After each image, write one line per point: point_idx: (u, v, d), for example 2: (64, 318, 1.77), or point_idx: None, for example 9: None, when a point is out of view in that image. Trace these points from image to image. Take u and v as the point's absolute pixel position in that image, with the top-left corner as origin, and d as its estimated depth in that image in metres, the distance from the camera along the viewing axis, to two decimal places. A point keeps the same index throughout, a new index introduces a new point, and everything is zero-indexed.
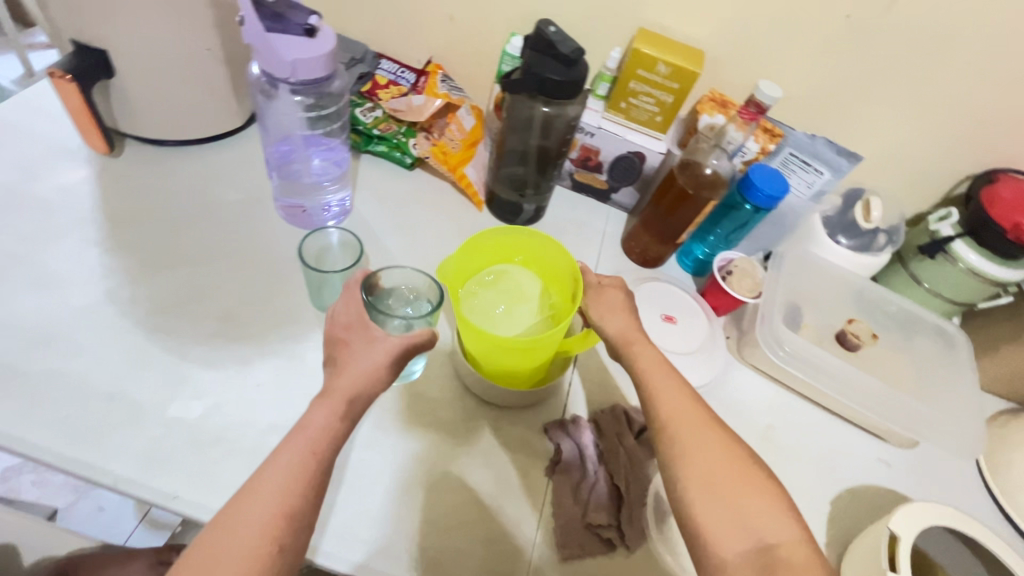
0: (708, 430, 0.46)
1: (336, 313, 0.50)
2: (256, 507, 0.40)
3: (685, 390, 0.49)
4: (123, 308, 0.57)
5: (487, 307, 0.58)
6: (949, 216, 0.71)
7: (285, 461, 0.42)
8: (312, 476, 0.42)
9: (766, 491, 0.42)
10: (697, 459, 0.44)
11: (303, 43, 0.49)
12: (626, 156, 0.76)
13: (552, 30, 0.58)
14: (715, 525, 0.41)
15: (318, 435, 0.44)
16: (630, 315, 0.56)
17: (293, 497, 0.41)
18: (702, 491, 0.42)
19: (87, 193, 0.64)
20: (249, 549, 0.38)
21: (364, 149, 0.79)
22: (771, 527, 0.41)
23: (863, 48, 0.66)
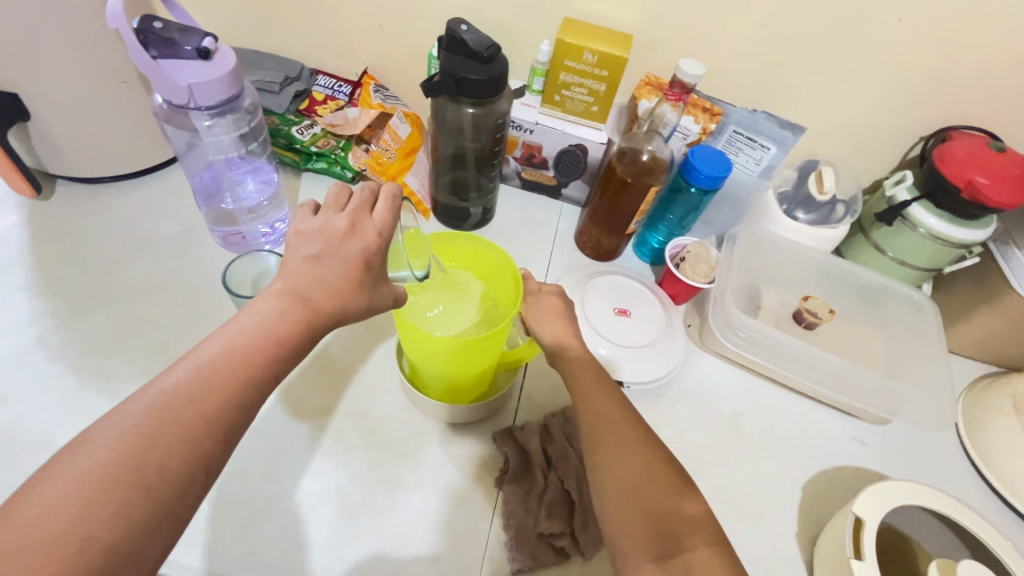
0: (630, 430, 0.44)
1: (361, 218, 0.42)
2: (175, 423, 0.33)
3: (611, 392, 0.48)
4: (53, 353, 0.56)
5: (423, 308, 0.54)
6: (904, 178, 0.69)
7: (218, 377, 0.35)
8: (252, 396, 0.36)
9: (684, 496, 0.40)
10: (615, 462, 0.42)
11: (198, 67, 0.48)
12: (568, 150, 0.74)
13: (464, 28, 0.57)
14: (629, 528, 0.39)
15: (263, 350, 0.37)
16: (567, 322, 0.55)
17: (228, 419, 0.35)
18: (620, 493, 0.41)
19: (17, 239, 0.63)
20: (164, 473, 0.31)
21: (305, 167, 0.78)
22: (686, 533, 0.38)
23: (795, 16, 0.64)
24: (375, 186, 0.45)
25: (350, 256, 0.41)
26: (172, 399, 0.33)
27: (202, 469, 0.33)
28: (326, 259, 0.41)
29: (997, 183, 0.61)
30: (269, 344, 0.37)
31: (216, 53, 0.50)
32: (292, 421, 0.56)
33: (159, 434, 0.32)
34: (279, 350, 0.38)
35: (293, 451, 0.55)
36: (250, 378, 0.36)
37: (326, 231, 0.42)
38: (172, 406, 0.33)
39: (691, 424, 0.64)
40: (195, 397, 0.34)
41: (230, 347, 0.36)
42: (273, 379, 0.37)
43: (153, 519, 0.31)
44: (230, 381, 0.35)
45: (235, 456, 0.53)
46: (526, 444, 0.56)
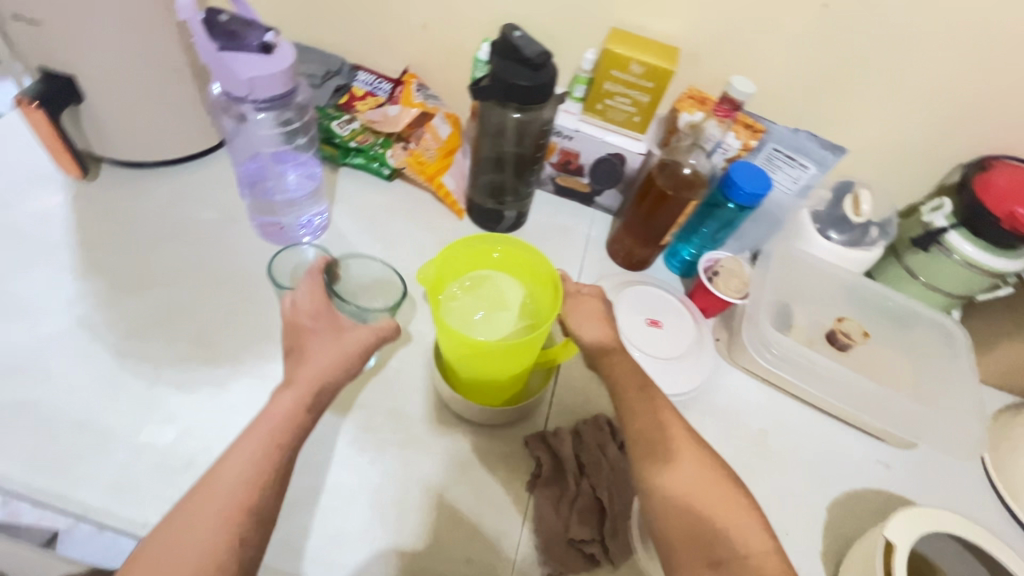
0: (680, 440, 0.46)
1: (299, 302, 0.52)
2: (226, 496, 0.40)
3: (658, 400, 0.49)
4: (95, 333, 0.56)
5: (464, 314, 0.55)
6: (942, 206, 0.69)
7: (254, 454, 0.42)
8: (282, 462, 0.43)
9: (735, 505, 0.43)
10: (667, 471, 0.44)
11: (259, 60, 0.49)
12: (606, 158, 0.75)
13: (517, 34, 0.57)
14: (686, 537, 0.41)
15: (279, 427, 0.44)
16: (607, 324, 0.54)
17: (263, 481, 0.41)
18: (674, 503, 0.42)
19: (61, 219, 0.64)
20: (222, 535, 0.38)
21: (342, 162, 0.78)
22: (740, 540, 0.41)
23: (841, 39, 0.64)
24: (314, 267, 0.55)
25: (314, 333, 0.50)
26: (223, 480, 0.41)
27: (250, 516, 0.40)
28: (303, 343, 0.50)
29: None
30: (287, 420, 0.45)
31: (277, 48, 0.50)
32: (327, 415, 0.57)
33: (216, 503, 0.39)
34: (288, 427, 0.44)
35: (327, 445, 0.55)
36: (278, 446, 0.43)
37: (295, 325, 0.51)
38: (224, 482, 0.41)
39: (718, 438, 0.65)
40: (239, 470, 0.41)
41: (256, 428, 0.44)
42: (293, 445, 0.44)
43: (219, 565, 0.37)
44: (262, 450, 0.43)
45: None
46: (559, 449, 0.56)
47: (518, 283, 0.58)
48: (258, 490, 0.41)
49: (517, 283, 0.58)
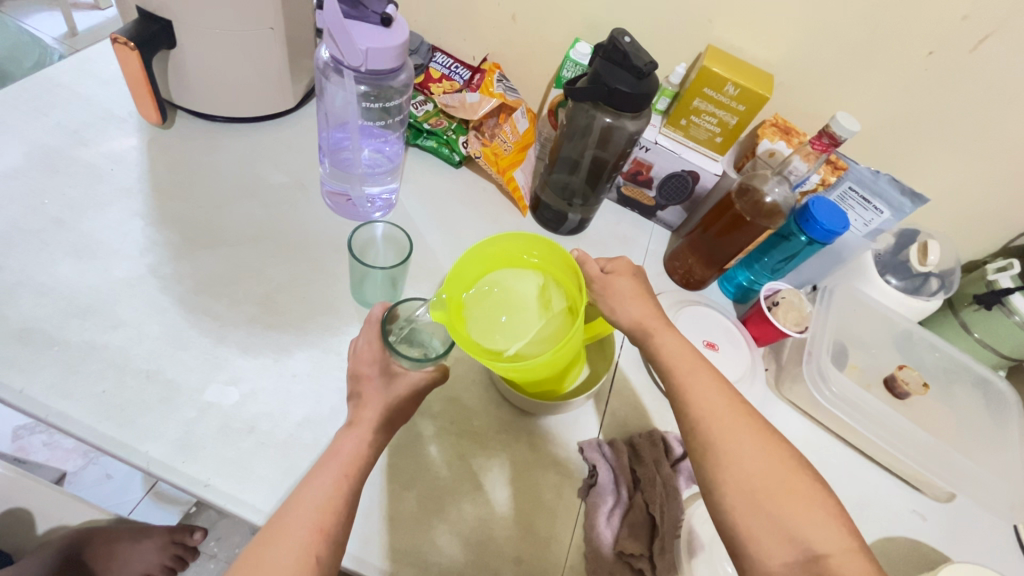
0: (747, 431, 0.45)
1: (359, 348, 0.52)
2: (303, 523, 0.40)
3: (722, 390, 0.48)
4: (165, 284, 0.56)
5: (486, 319, 0.52)
6: (1009, 267, 0.70)
7: (325, 486, 0.42)
8: (350, 495, 0.42)
9: (811, 498, 0.42)
10: (735, 464, 0.43)
11: (378, 32, 0.48)
12: (679, 175, 0.74)
13: (626, 39, 0.57)
14: (760, 534, 0.40)
15: (355, 459, 0.44)
16: (646, 302, 0.54)
17: (329, 510, 0.41)
18: (746, 498, 0.42)
19: (136, 163, 0.63)
20: (294, 566, 0.38)
21: (412, 143, 0.78)
22: (817, 534, 0.40)
23: (939, 89, 0.64)
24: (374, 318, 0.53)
25: (371, 379, 0.50)
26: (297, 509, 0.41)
27: (318, 544, 0.39)
28: (361, 387, 0.50)
29: None
30: (355, 452, 0.44)
31: (395, 22, 0.50)
32: None
33: (288, 532, 0.39)
34: (360, 459, 0.44)
35: None
36: (345, 478, 0.43)
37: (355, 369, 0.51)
38: (296, 511, 0.40)
39: None
40: (309, 500, 0.41)
41: (327, 457, 0.44)
42: (360, 476, 0.44)
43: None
44: (332, 483, 0.42)
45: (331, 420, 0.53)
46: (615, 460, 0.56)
47: (538, 278, 0.55)
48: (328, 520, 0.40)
49: (540, 279, 0.55)
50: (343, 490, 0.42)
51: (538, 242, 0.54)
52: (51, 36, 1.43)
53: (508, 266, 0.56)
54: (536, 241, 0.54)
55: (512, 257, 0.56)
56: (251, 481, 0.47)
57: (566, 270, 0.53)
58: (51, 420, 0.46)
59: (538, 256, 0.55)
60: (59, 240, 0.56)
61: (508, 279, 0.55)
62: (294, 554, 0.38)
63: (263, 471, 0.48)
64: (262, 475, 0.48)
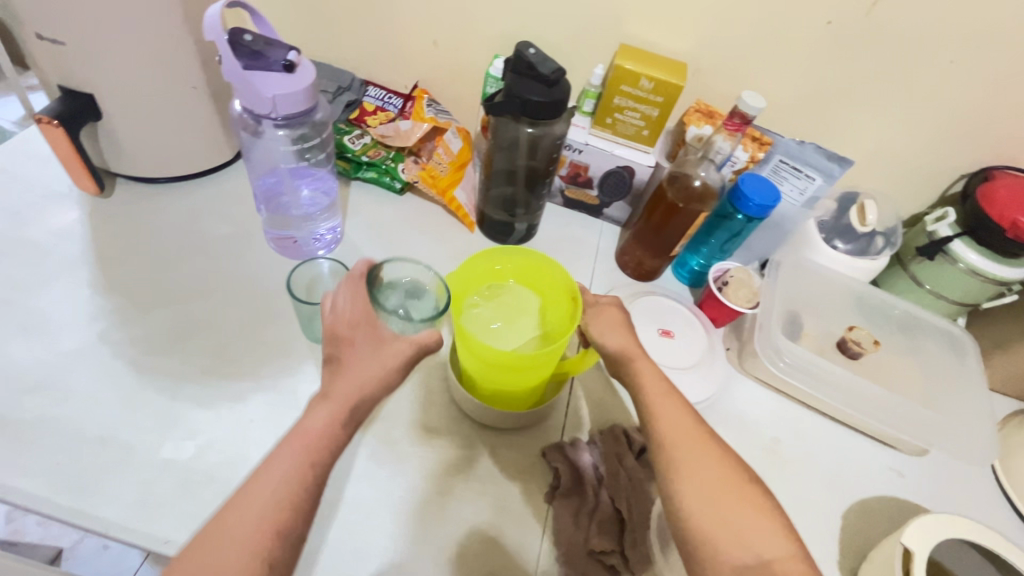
0: (704, 443, 0.44)
1: (339, 306, 0.48)
2: (261, 516, 0.39)
3: (682, 404, 0.47)
4: (115, 349, 0.57)
5: (480, 320, 0.55)
6: (945, 216, 0.70)
7: (283, 478, 0.41)
8: (308, 490, 0.41)
9: (761, 507, 0.41)
10: (692, 474, 0.42)
11: (283, 79, 0.50)
12: (616, 171, 0.76)
13: (532, 51, 0.59)
14: (710, 545, 0.39)
15: (316, 444, 0.42)
16: (628, 332, 0.52)
17: (280, 515, 0.39)
18: (699, 509, 0.41)
19: (79, 235, 0.65)
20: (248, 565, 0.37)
21: (354, 176, 0.80)
22: (767, 544, 0.39)
23: (847, 54, 0.66)
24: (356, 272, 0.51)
25: (354, 342, 0.47)
26: (241, 512, 0.39)
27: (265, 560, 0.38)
28: (343, 351, 0.47)
29: None
30: (307, 443, 0.42)
31: (300, 67, 0.51)
32: None
33: (231, 547, 0.37)
34: (325, 444, 0.43)
35: (346, 457, 0.56)
36: (297, 475, 0.41)
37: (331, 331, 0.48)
38: (240, 516, 0.39)
39: (732, 448, 0.65)
40: (255, 502, 0.39)
41: (281, 448, 0.42)
42: (325, 463, 0.42)
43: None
44: (280, 484, 0.40)
45: None
46: (577, 460, 0.56)
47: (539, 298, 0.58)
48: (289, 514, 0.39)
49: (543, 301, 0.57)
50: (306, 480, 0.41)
51: (555, 271, 0.56)
52: (8, 120, 1.45)
53: (526, 286, 0.59)
54: (549, 266, 0.57)
55: (531, 280, 0.59)
56: None
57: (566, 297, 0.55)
58: (9, 499, 0.47)
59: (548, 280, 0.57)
60: (8, 320, 0.57)
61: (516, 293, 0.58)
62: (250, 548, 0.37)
63: None
64: None
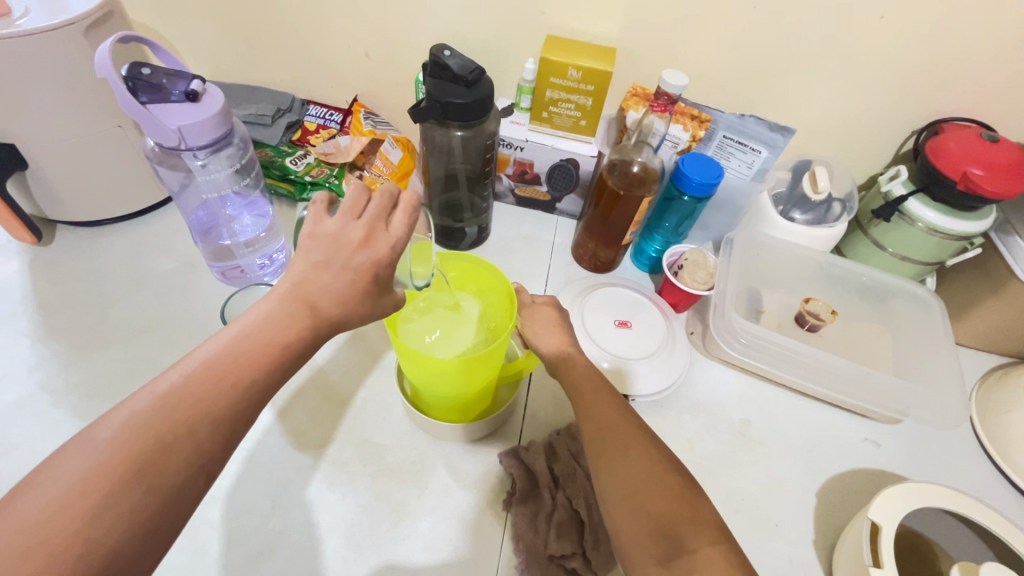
0: (631, 437, 0.44)
1: (382, 221, 0.42)
2: (194, 420, 0.33)
3: (615, 401, 0.47)
4: (57, 397, 0.56)
5: (420, 331, 0.53)
6: (898, 173, 0.68)
7: (225, 383, 0.35)
8: (253, 401, 0.36)
9: (685, 495, 0.40)
10: (617, 467, 0.42)
11: (187, 109, 0.49)
12: (560, 165, 0.74)
13: (447, 53, 0.57)
14: (635, 537, 0.38)
15: (269, 352, 0.37)
16: (562, 330, 0.55)
17: (231, 424, 0.34)
18: (623, 501, 0.40)
19: (19, 285, 0.64)
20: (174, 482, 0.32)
21: (300, 197, 0.77)
22: (690, 533, 0.38)
23: (776, 20, 0.64)
24: (393, 195, 0.44)
25: (370, 260, 0.41)
26: (174, 402, 0.33)
27: (202, 473, 0.33)
28: (348, 263, 0.40)
29: (994, 174, 0.60)
30: (272, 346, 0.37)
31: (204, 95, 0.51)
32: (294, 453, 0.57)
33: (158, 441, 0.32)
34: (280, 352, 0.37)
35: (297, 485, 0.55)
36: (254, 384, 0.36)
37: (339, 237, 0.41)
38: (177, 408, 0.33)
39: (699, 434, 0.63)
40: (197, 398, 0.34)
41: (236, 339, 0.36)
42: (276, 378, 0.37)
43: (152, 525, 0.31)
44: (232, 384, 0.35)
45: (240, 491, 0.54)
46: (531, 464, 0.55)
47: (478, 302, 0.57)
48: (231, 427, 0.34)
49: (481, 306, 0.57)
50: (254, 388, 0.36)
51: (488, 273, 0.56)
52: None
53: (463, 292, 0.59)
54: (488, 272, 0.57)
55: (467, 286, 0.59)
56: None
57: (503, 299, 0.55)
58: None
59: (487, 285, 0.57)
60: None
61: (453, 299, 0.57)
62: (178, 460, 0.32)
63: None
64: None
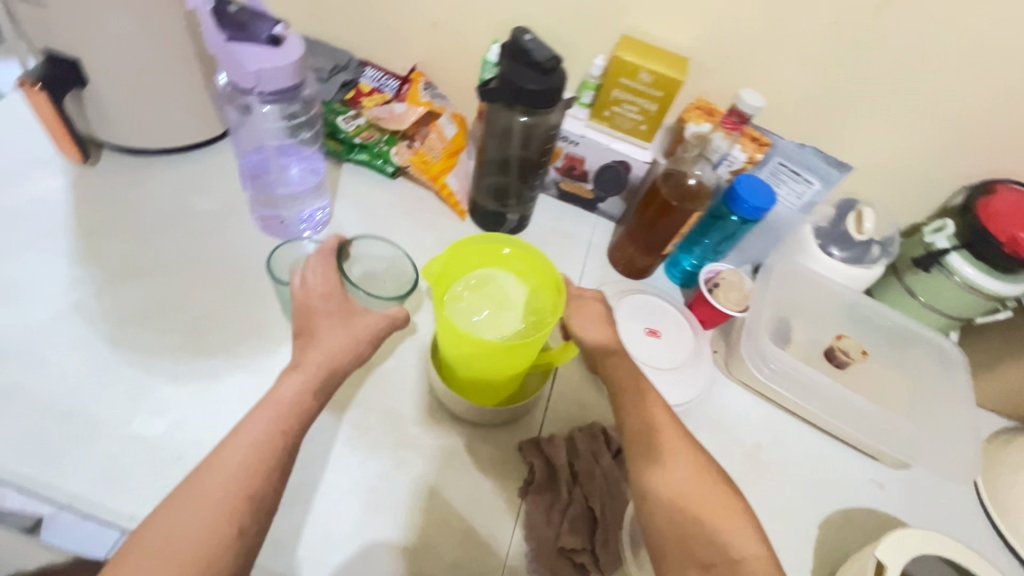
0: (680, 445, 0.44)
1: (309, 281, 0.51)
2: (229, 481, 0.40)
3: (659, 404, 0.48)
4: (90, 321, 0.56)
5: (467, 310, 0.54)
6: (944, 227, 0.69)
7: (248, 441, 0.42)
8: (275, 454, 0.42)
9: (732, 505, 0.42)
10: (666, 473, 0.43)
11: (268, 53, 0.49)
12: (611, 166, 0.74)
13: (528, 37, 0.56)
14: (682, 542, 0.40)
15: (278, 417, 0.44)
16: (607, 325, 0.55)
17: (257, 476, 0.41)
18: (672, 507, 0.41)
19: (60, 202, 0.64)
20: (213, 528, 0.38)
21: (346, 157, 0.78)
22: (735, 543, 0.40)
23: (852, 56, 0.64)
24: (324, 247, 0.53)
25: (324, 310, 0.50)
26: (213, 470, 0.40)
27: (236, 520, 0.39)
28: (314, 322, 0.50)
29: None
30: (277, 409, 0.44)
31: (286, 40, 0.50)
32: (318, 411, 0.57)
33: (201, 498, 0.39)
34: (288, 414, 0.44)
35: (318, 442, 0.55)
36: (274, 443, 0.43)
37: (307, 308, 0.50)
38: (214, 474, 0.40)
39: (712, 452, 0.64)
40: (232, 461, 0.41)
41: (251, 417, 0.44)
42: (295, 431, 0.44)
43: (205, 564, 0.37)
44: (255, 446, 0.42)
45: None
46: (553, 457, 0.55)
47: (526, 284, 0.57)
48: (257, 479, 0.41)
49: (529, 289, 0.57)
50: (273, 442, 0.42)
51: (535, 259, 0.56)
52: None
53: (514, 275, 0.58)
54: (536, 256, 0.56)
55: (520, 269, 0.58)
56: None
57: (549, 286, 0.55)
58: None
59: (534, 268, 0.57)
60: None
61: (501, 277, 0.57)
62: (218, 513, 0.38)
63: None
64: None
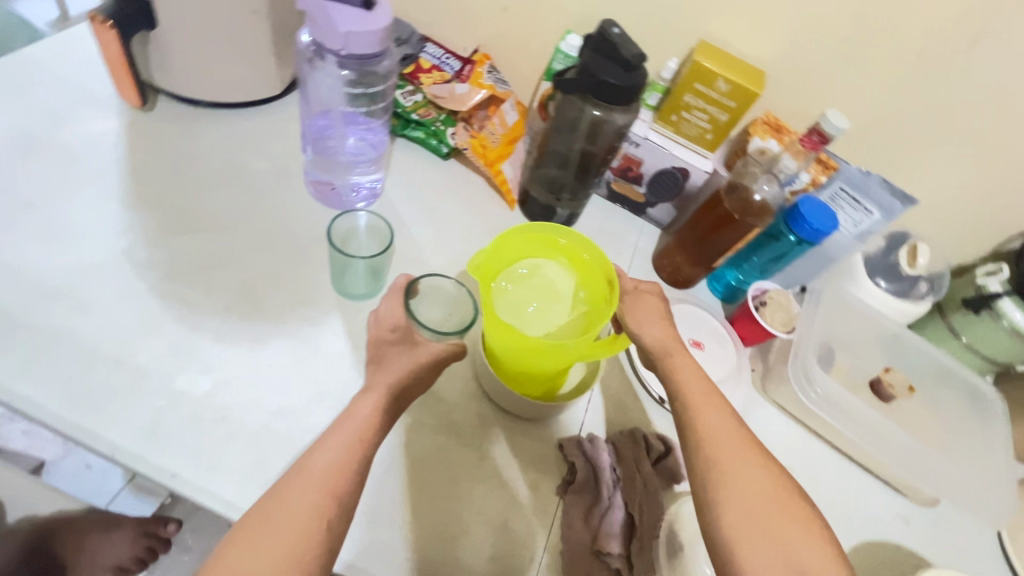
0: (750, 456, 0.44)
1: (382, 316, 0.53)
2: (317, 486, 0.39)
3: (728, 413, 0.48)
4: (139, 270, 0.55)
5: (515, 302, 0.54)
6: (999, 271, 0.69)
7: (335, 451, 0.42)
8: (359, 464, 0.42)
9: (807, 521, 0.41)
10: (738, 483, 0.42)
11: (360, 16, 0.47)
12: (669, 171, 0.73)
13: (615, 31, 0.56)
14: (758, 555, 0.39)
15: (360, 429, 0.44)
16: (666, 325, 0.54)
17: (344, 483, 0.40)
18: (746, 520, 0.41)
19: (113, 145, 0.62)
20: (303, 533, 0.37)
21: (400, 133, 0.77)
22: (813, 560, 0.39)
23: (932, 90, 0.63)
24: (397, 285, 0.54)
25: (394, 345, 0.51)
26: (302, 475, 0.40)
27: (326, 523, 0.38)
28: (385, 355, 0.51)
29: None
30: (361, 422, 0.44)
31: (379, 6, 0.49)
32: None
33: (290, 503, 0.38)
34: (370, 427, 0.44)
35: None
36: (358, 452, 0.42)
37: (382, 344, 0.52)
38: (303, 480, 0.40)
39: None
40: (320, 467, 0.40)
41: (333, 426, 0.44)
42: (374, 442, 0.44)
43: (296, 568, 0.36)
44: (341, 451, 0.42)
45: None
46: (595, 458, 0.55)
47: (577, 279, 0.56)
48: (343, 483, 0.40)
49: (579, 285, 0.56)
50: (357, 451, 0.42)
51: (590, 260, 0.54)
52: (42, 20, 1.13)
53: (565, 266, 0.57)
54: (590, 256, 0.55)
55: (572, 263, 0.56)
56: (220, 471, 0.47)
57: (600, 291, 0.54)
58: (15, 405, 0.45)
59: (587, 265, 0.55)
60: (29, 224, 0.54)
61: (552, 269, 0.56)
62: (308, 519, 0.38)
63: (232, 461, 0.47)
64: (230, 465, 0.47)
